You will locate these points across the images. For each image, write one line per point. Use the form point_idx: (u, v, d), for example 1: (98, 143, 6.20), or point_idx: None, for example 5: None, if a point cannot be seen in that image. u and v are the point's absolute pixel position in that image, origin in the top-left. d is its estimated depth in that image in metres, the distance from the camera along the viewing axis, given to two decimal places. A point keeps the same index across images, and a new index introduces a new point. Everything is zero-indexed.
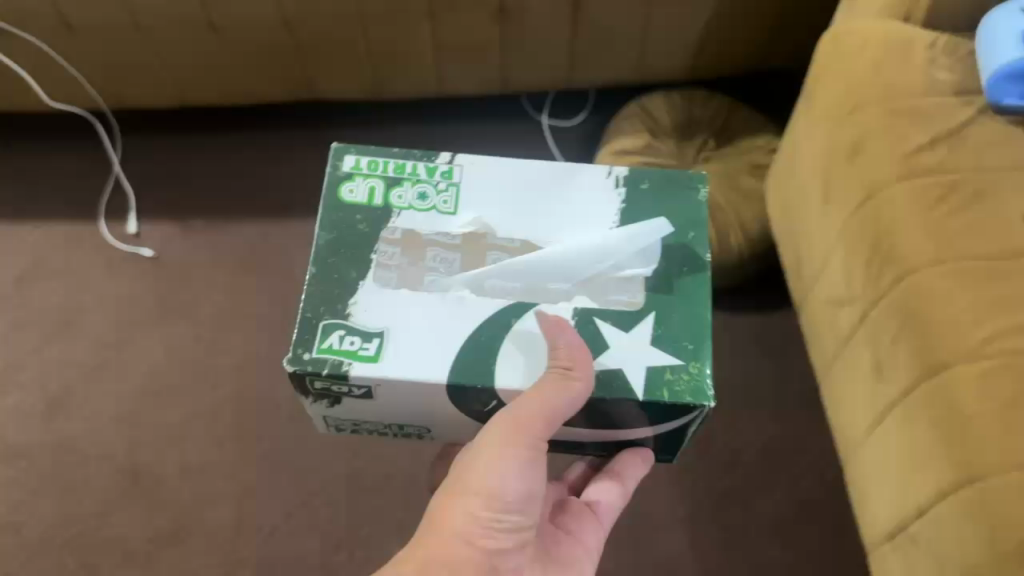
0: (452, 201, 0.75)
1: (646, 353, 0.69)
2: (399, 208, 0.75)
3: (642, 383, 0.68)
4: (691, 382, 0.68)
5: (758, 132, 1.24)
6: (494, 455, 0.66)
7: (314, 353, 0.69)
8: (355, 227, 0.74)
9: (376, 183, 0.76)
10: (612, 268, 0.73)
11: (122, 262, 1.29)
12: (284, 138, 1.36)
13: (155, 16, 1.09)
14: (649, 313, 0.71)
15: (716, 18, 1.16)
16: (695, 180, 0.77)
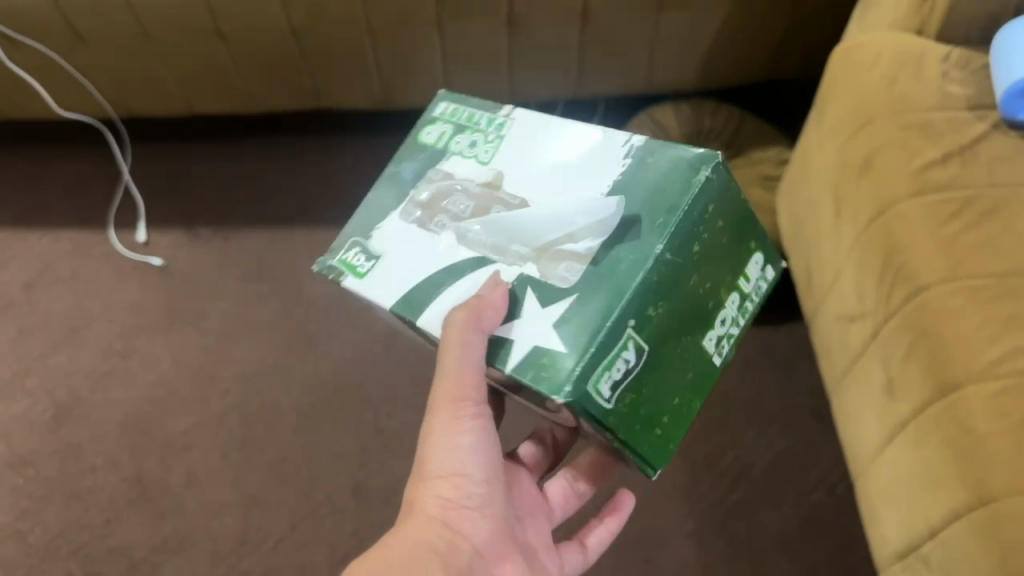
0: (491, 152, 0.70)
1: (541, 330, 0.58)
2: (452, 154, 0.72)
3: (519, 360, 0.58)
4: (556, 374, 0.56)
5: (769, 144, 1.23)
6: (443, 437, 0.65)
7: (332, 261, 0.70)
8: (414, 163, 0.73)
9: (446, 128, 0.74)
10: (568, 238, 0.61)
11: (130, 270, 1.29)
12: (293, 148, 1.36)
13: (163, 23, 1.09)
14: (569, 293, 0.59)
15: (726, 30, 1.15)
16: (700, 157, 0.61)
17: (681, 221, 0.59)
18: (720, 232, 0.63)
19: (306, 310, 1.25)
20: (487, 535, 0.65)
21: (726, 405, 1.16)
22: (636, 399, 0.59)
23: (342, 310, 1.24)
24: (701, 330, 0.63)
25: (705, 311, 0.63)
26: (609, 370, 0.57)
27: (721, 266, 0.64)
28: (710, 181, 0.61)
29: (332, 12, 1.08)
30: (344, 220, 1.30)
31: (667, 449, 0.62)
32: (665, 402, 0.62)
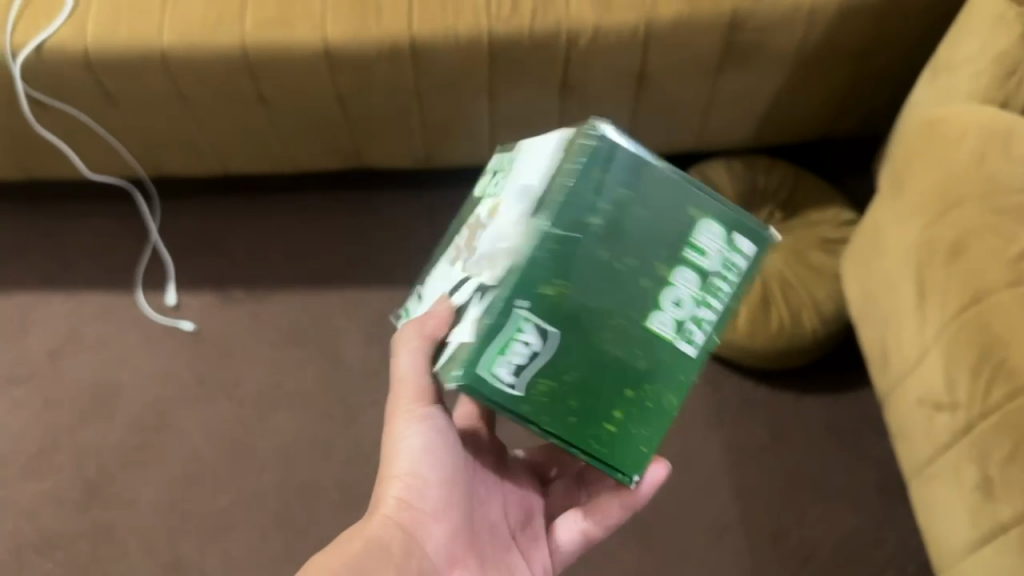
0: (496, 187, 0.71)
1: (463, 328, 0.61)
2: (485, 198, 0.72)
3: (449, 355, 0.62)
4: (461, 363, 0.58)
5: (827, 204, 1.19)
6: (394, 437, 0.67)
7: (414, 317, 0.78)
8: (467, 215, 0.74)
9: (484, 182, 0.75)
10: (501, 241, 0.61)
11: (160, 336, 1.23)
12: (327, 203, 1.31)
13: (200, 87, 1.04)
14: (487, 284, 0.60)
15: (786, 89, 1.11)
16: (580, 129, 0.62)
17: (574, 191, 0.59)
18: (631, 202, 0.60)
19: (346, 379, 1.20)
20: (438, 543, 0.65)
21: (787, 479, 1.12)
22: (554, 386, 0.58)
23: (384, 377, 1.19)
24: (642, 312, 0.60)
25: (642, 291, 0.60)
26: (505, 355, 0.57)
27: (653, 238, 0.60)
28: (598, 150, 0.60)
29: (382, 76, 1.03)
30: (384, 282, 1.26)
31: (614, 441, 0.60)
32: (608, 394, 0.59)
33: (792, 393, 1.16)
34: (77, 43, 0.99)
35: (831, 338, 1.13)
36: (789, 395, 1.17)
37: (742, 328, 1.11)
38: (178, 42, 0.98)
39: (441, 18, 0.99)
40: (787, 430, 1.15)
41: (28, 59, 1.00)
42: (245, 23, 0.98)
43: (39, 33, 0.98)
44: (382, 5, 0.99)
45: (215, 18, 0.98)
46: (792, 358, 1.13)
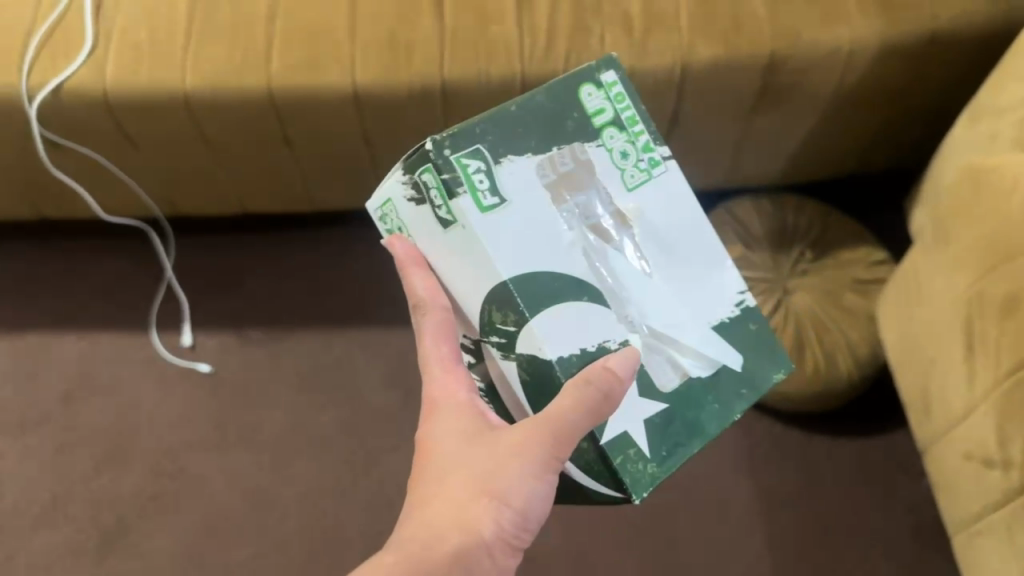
0: (636, 181, 0.67)
1: (635, 420, 0.64)
2: (602, 146, 0.66)
3: (612, 437, 0.63)
4: (638, 474, 0.63)
5: (857, 242, 1.17)
6: (519, 462, 0.58)
7: (452, 157, 0.61)
8: (563, 118, 0.65)
9: (606, 109, 0.67)
10: (675, 345, 0.66)
11: (176, 378, 1.20)
12: (346, 238, 1.28)
13: (223, 129, 1.01)
14: (665, 400, 0.65)
15: (820, 128, 1.09)
16: (753, 312, 0.70)
17: (761, 389, 0.69)
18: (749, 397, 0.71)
19: (367, 421, 1.16)
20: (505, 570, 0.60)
21: (820, 524, 1.10)
22: None
23: (407, 420, 1.16)
24: None
25: None
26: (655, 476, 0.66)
27: None
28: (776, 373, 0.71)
29: (410, 119, 1.01)
30: (405, 321, 1.23)
31: None
32: None
33: (824, 436, 1.14)
34: (96, 85, 0.96)
35: (865, 382, 1.11)
36: (821, 438, 1.15)
37: None
38: (202, 85, 0.96)
39: (472, 60, 0.97)
40: (819, 474, 1.13)
41: (45, 102, 0.96)
42: (271, 66, 0.96)
43: (59, 75, 0.95)
44: (411, 49, 0.97)
45: (239, 61, 0.96)
46: (826, 402, 1.11)
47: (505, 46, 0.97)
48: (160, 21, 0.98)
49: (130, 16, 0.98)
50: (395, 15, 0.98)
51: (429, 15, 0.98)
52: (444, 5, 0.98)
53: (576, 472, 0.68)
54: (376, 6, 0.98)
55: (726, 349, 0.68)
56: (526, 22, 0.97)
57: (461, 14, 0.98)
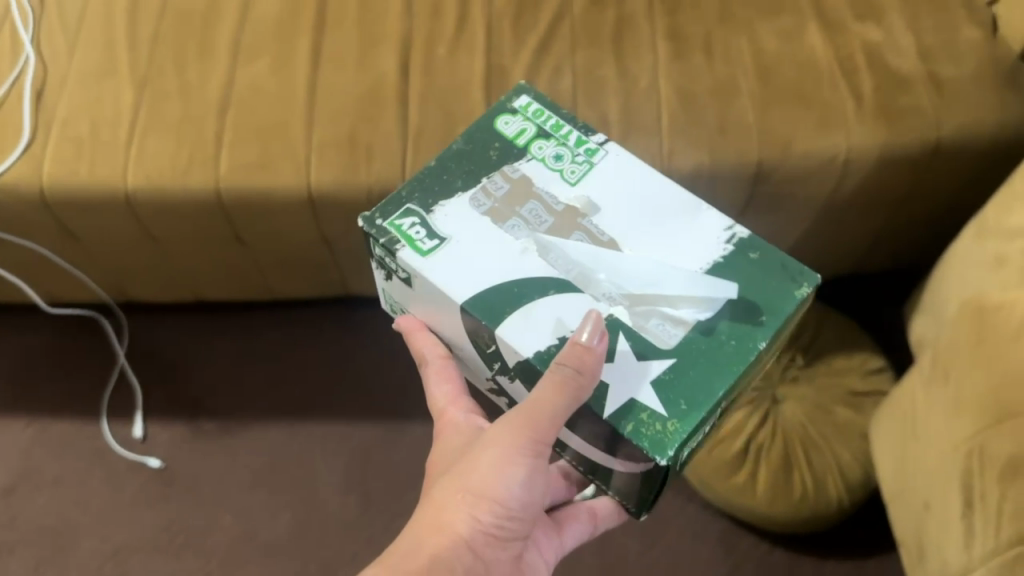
0: (578, 173, 0.68)
1: (640, 384, 0.59)
2: (533, 158, 0.69)
3: (616, 406, 0.59)
4: (658, 433, 0.57)
5: (853, 348, 1.09)
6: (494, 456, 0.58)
7: (384, 222, 0.65)
8: (486, 149, 0.69)
9: (529, 127, 0.71)
10: (665, 304, 0.62)
11: (125, 473, 1.13)
12: (311, 324, 1.21)
13: (169, 228, 0.94)
14: (669, 356, 0.60)
15: (812, 235, 1.01)
16: (749, 243, 0.65)
17: (782, 308, 0.62)
18: (789, 327, 0.64)
19: (324, 529, 1.09)
20: (502, 568, 0.59)
21: None
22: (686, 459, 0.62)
23: (365, 529, 1.09)
24: (732, 402, 0.67)
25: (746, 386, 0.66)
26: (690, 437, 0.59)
27: (773, 353, 0.66)
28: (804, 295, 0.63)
29: None
30: (370, 416, 1.15)
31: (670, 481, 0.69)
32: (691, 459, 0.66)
33: (811, 557, 1.07)
34: (31, 183, 0.89)
35: (858, 505, 1.03)
36: (809, 559, 1.07)
37: (759, 497, 1.02)
38: (143, 185, 0.89)
39: None
40: None
41: None
42: (219, 167, 0.89)
43: None
44: (371, 151, 0.90)
45: (186, 159, 0.89)
46: (815, 524, 1.03)
47: None
48: (105, 114, 0.91)
49: (72, 108, 0.91)
50: (357, 113, 0.91)
51: (392, 116, 0.91)
52: (410, 105, 0.92)
53: (615, 462, 0.62)
54: (336, 103, 0.91)
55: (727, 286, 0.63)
56: None
57: (427, 116, 0.91)
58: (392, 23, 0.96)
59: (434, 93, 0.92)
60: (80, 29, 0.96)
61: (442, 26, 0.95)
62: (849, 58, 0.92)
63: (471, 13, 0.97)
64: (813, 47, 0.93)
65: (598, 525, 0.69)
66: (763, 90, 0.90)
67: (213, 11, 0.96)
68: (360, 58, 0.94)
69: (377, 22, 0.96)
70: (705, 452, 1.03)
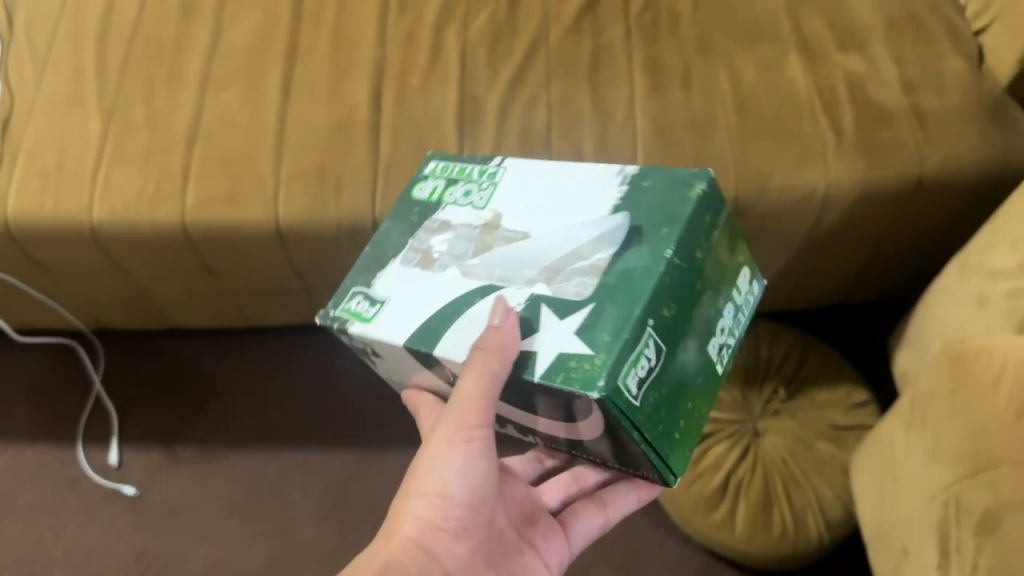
0: (485, 196, 0.65)
1: (563, 337, 0.54)
2: (448, 205, 0.67)
3: (545, 366, 0.53)
4: (587, 372, 0.51)
5: (838, 380, 1.07)
6: (431, 451, 0.59)
7: (335, 311, 0.62)
8: (408, 217, 0.67)
9: (440, 182, 0.69)
10: (577, 259, 0.58)
11: (99, 501, 1.12)
12: (291, 351, 1.20)
13: (138, 261, 0.93)
14: (587, 302, 0.55)
15: (794, 268, 0.99)
16: (640, 172, 0.61)
17: (683, 210, 0.58)
18: (706, 231, 0.59)
19: (296, 561, 1.07)
20: (464, 562, 0.60)
21: None
22: (651, 398, 0.54)
23: (339, 560, 1.06)
24: (699, 337, 0.59)
25: (705, 317, 0.59)
26: (634, 367, 0.53)
27: (711, 266, 0.60)
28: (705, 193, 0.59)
29: (340, 255, 0.91)
30: (347, 444, 1.14)
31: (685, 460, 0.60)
32: (675, 409, 0.57)
33: None
34: None
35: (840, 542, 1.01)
36: None
37: (739, 532, 1.00)
38: (108, 219, 0.87)
39: None
40: None
41: None
42: (185, 201, 0.87)
43: None
44: (341, 184, 0.88)
45: (152, 193, 0.87)
46: (795, 561, 1.01)
47: None
48: (71, 146, 0.89)
49: (38, 139, 0.90)
50: (327, 144, 0.89)
51: (362, 148, 0.89)
52: (381, 137, 0.90)
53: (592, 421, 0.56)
54: (305, 135, 0.89)
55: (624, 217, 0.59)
56: None
57: (398, 149, 0.89)
58: (365, 52, 0.94)
59: (406, 124, 0.90)
60: (48, 57, 0.94)
61: (416, 56, 0.94)
62: (831, 90, 0.90)
63: (445, 42, 0.95)
64: (794, 79, 0.91)
65: (610, 512, 0.71)
66: (742, 124, 0.88)
67: (184, 39, 0.95)
68: (331, 88, 0.92)
69: (349, 50, 0.94)
70: (683, 487, 1.01)
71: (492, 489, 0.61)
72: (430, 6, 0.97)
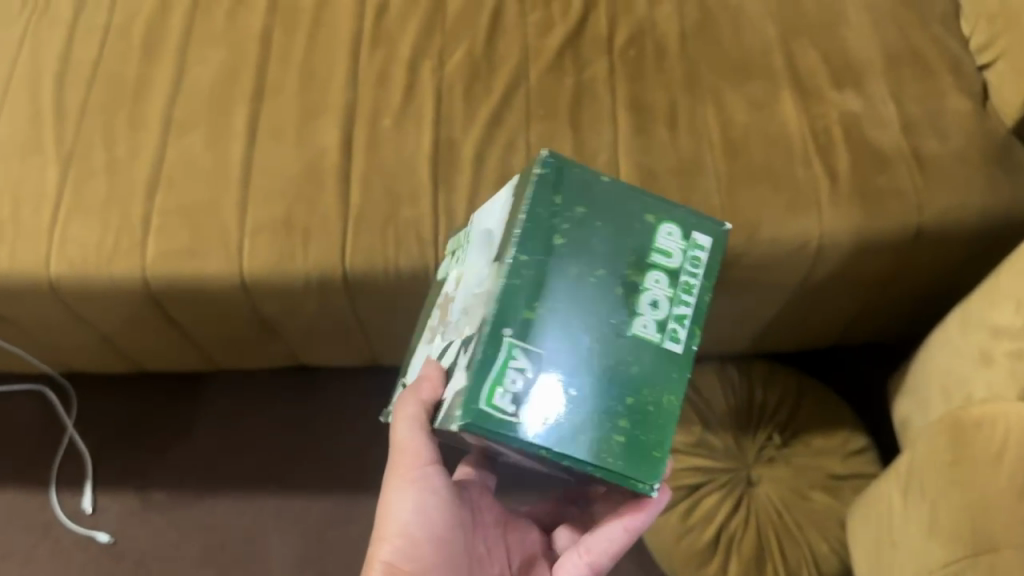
0: (462, 261, 0.68)
1: (454, 376, 0.56)
2: (449, 278, 0.71)
3: (444, 409, 0.56)
4: (456, 402, 0.53)
5: (834, 426, 1.02)
6: (386, 496, 0.61)
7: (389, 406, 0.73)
8: (432, 304, 0.74)
9: (449, 258, 0.73)
10: (475, 293, 0.58)
11: (72, 547, 1.08)
12: (268, 390, 1.16)
13: (100, 312, 0.88)
14: (469, 332, 0.56)
15: (787, 314, 0.94)
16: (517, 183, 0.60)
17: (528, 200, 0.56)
18: (567, 214, 0.56)
19: None
20: None
21: None
22: (550, 403, 0.52)
23: None
24: (616, 323, 0.55)
25: (611, 300, 0.55)
26: (502, 384, 0.52)
27: (589, 243, 0.56)
28: (542, 176, 0.57)
29: (310, 307, 0.87)
30: (326, 490, 1.10)
31: (646, 454, 0.54)
32: (602, 406, 0.53)
33: None
34: None
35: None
36: None
37: None
38: (65, 272, 0.83)
39: (379, 250, 0.83)
40: None
41: None
42: (145, 254, 0.83)
43: None
44: (308, 235, 0.83)
45: (112, 245, 0.83)
46: None
47: (417, 236, 0.83)
48: (27, 194, 0.85)
49: None
50: (295, 192, 0.85)
51: (332, 195, 0.84)
52: (352, 183, 0.85)
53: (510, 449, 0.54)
54: (271, 183, 0.85)
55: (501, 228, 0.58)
56: (443, 209, 0.84)
57: (369, 196, 0.84)
58: (335, 92, 0.89)
59: (378, 170, 0.85)
60: (4, 98, 0.90)
61: (388, 95, 0.89)
62: (825, 132, 0.85)
63: (420, 80, 0.90)
64: (786, 120, 0.86)
65: (591, 554, 0.65)
66: (731, 169, 0.83)
67: (146, 80, 0.90)
68: (299, 131, 0.87)
69: (318, 90, 0.89)
70: (672, 540, 0.97)
71: (455, 528, 0.61)
72: (405, 40, 0.92)
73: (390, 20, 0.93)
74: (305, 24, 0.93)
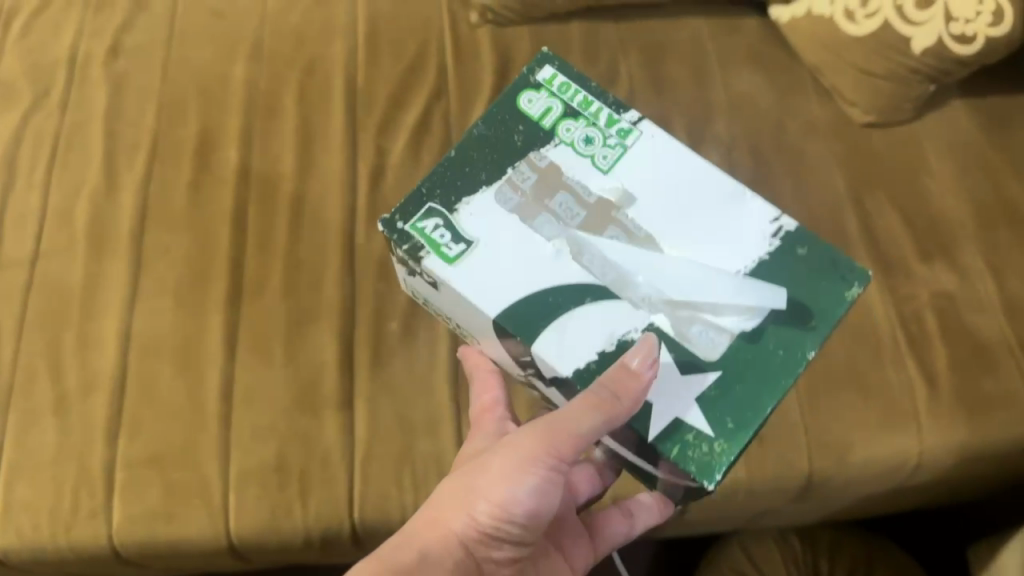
0: (611, 159, 0.60)
1: (687, 401, 0.54)
2: (561, 142, 0.61)
3: (657, 428, 0.53)
4: (705, 456, 0.53)
5: None
6: (512, 453, 0.52)
7: (406, 225, 0.58)
8: (510, 133, 0.61)
9: (555, 105, 0.62)
10: (708, 309, 0.55)
11: None
12: None
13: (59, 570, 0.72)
14: (713, 369, 0.54)
15: (866, 503, 0.80)
16: (795, 238, 0.58)
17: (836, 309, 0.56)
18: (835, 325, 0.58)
19: None
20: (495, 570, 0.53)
21: None
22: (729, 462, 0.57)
23: None
24: None
25: None
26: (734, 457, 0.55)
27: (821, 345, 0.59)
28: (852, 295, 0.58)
29: (311, 556, 0.72)
30: None
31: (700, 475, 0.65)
32: None
33: None
34: None
35: None
36: None
37: None
38: (12, 543, 0.67)
39: (395, 495, 0.69)
40: None
41: None
42: (112, 517, 0.68)
43: None
44: (309, 481, 0.69)
45: (69, 512, 0.68)
46: None
47: (440, 475, 0.69)
48: None
49: None
50: (288, 427, 0.70)
51: (333, 428, 0.70)
52: (356, 410, 0.71)
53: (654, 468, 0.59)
54: (260, 416, 0.70)
55: (784, 293, 0.56)
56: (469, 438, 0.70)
57: (379, 426, 0.70)
58: (329, 288, 0.74)
59: (386, 394, 0.71)
60: None
61: (394, 291, 0.74)
62: (916, 321, 0.72)
63: None
64: (869, 305, 0.72)
65: (635, 526, 0.63)
66: (812, 374, 0.70)
67: (97, 283, 0.74)
68: (288, 345, 0.72)
69: (308, 287, 0.74)
70: None
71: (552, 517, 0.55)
72: None
73: (388, 190, 0.78)
74: (286, 197, 0.78)
